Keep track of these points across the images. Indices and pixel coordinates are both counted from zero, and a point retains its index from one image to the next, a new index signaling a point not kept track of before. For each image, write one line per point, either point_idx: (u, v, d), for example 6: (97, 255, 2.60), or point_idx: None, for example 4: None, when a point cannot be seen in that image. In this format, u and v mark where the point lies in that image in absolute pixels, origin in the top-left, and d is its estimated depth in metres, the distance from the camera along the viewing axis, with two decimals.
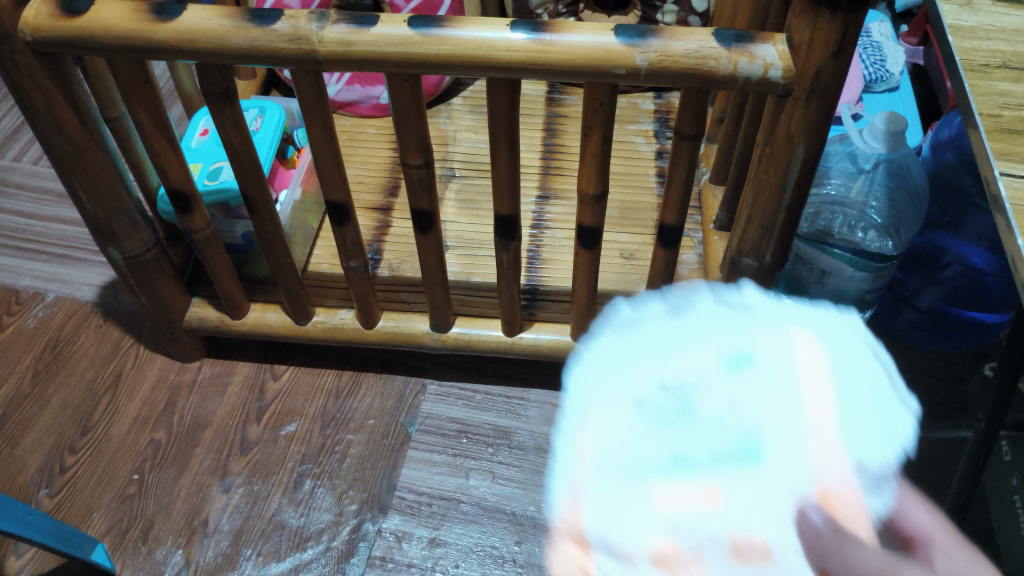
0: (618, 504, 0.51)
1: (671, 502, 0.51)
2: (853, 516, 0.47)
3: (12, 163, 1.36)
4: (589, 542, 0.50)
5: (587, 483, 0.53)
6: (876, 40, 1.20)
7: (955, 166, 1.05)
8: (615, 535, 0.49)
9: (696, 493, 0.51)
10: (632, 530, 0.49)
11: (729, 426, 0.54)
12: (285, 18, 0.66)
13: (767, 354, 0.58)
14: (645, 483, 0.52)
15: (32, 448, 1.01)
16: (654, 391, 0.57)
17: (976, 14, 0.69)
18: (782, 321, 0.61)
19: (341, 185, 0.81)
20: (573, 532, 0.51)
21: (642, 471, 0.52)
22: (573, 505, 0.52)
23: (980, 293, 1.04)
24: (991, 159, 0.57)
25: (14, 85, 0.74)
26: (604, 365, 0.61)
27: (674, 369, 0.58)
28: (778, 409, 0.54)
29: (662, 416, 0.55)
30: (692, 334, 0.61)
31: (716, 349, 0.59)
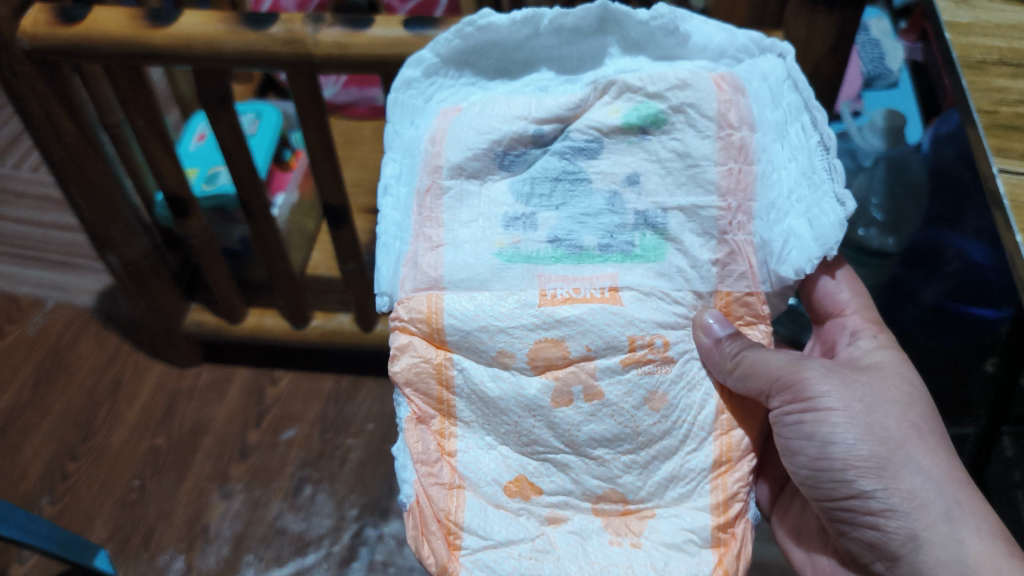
0: (502, 301, 0.57)
1: (555, 283, 0.57)
2: (744, 115, 0.58)
3: (11, 171, 1.35)
4: (441, 283, 0.57)
5: (433, 216, 0.59)
6: (875, 36, 1.20)
7: (955, 162, 1.05)
8: (490, 329, 0.56)
9: (593, 280, 0.57)
10: (514, 323, 0.56)
11: (630, 201, 0.59)
12: (280, 22, 0.65)
13: (675, 85, 0.58)
14: (524, 259, 0.58)
15: (32, 455, 1.01)
16: (529, 125, 0.59)
17: (972, 10, 0.68)
18: (679, 57, 0.60)
19: (336, 188, 0.81)
20: (428, 293, 0.57)
21: (531, 194, 0.59)
22: (475, 334, 0.56)
23: (982, 287, 1.03)
24: (988, 155, 0.57)
25: (13, 93, 0.73)
26: (406, 112, 0.62)
27: (492, 109, 0.60)
28: (694, 169, 0.58)
29: (550, 189, 0.59)
30: (530, 54, 0.61)
31: (617, 107, 0.59)
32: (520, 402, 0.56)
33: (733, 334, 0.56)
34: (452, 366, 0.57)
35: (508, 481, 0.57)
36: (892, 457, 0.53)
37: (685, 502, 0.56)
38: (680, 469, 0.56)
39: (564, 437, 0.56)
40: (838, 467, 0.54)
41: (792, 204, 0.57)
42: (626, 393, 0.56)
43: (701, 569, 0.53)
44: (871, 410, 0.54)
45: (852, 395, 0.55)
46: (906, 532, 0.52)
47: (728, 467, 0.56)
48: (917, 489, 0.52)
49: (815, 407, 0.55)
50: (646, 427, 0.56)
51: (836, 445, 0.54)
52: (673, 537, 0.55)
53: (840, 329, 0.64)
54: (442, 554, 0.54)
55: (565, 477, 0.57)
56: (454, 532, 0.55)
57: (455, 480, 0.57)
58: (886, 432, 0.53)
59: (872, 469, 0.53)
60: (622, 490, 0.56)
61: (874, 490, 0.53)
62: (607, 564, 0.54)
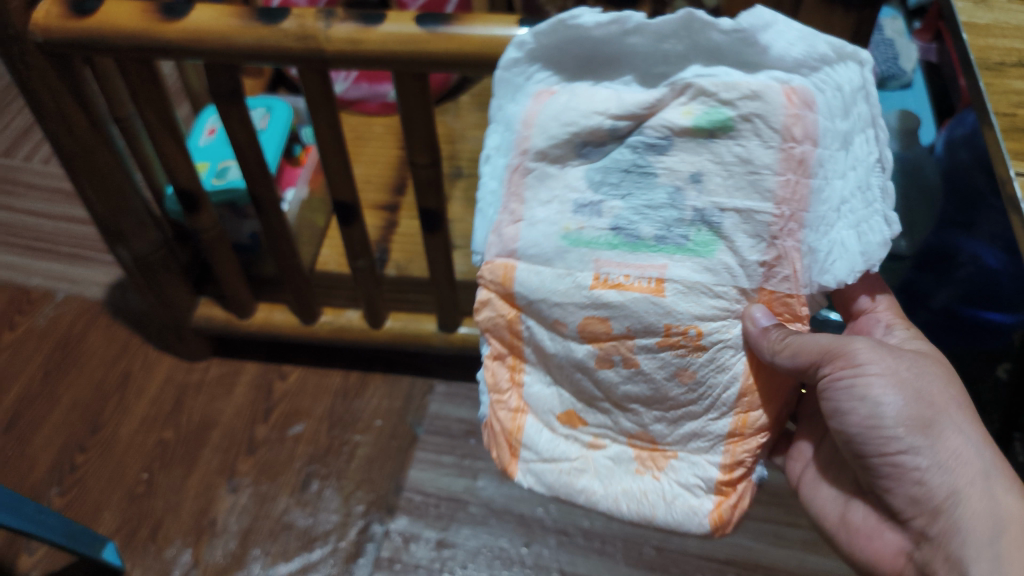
0: (560, 280, 0.57)
1: (611, 268, 0.56)
2: (811, 130, 0.53)
3: (22, 163, 1.36)
4: (516, 254, 0.58)
5: (519, 193, 0.59)
6: (888, 36, 1.19)
7: (970, 165, 1.02)
8: (547, 299, 0.57)
9: (643, 267, 0.55)
10: (567, 296, 0.56)
11: (690, 199, 0.55)
12: (293, 16, 0.65)
13: (745, 95, 0.53)
14: (586, 245, 0.56)
15: (41, 447, 1.01)
16: (606, 121, 0.55)
17: (991, 11, 0.68)
18: (758, 66, 0.54)
19: (347, 184, 0.81)
20: (504, 262, 0.59)
21: (601, 184, 0.57)
22: (537, 303, 0.58)
23: (993, 292, 1.01)
24: (1006, 158, 0.56)
25: (24, 85, 0.74)
26: (507, 89, 0.58)
27: (580, 100, 0.56)
28: (753, 175, 0.54)
29: (619, 180, 0.56)
30: (617, 51, 0.55)
31: (690, 109, 0.54)
32: (570, 361, 0.59)
33: (779, 324, 0.55)
34: (521, 322, 0.60)
35: (561, 411, 0.62)
36: (940, 417, 0.53)
37: (703, 454, 0.58)
38: (701, 429, 0.58)
39: (606, 392, 0.59)
40: (887, 426, 0.52)
41: (840, 216, 0.54)
42: (659, 367, 0.56)
43: (701, 508, 0.58)
44: (913, 379, 0.54)
45: (894, 361, 0.54)
46: (948, 488, 0.52)
47: (739, 438, 0.57)
48: (960, 448, 0.52)
49: (864, 375, 0.54)
50: (674, 395, 0.57)
51: (886, 407, 0.52)
52: (687, 478, 0.58)
53: (872, 323, 0.63)
54: (505, 457, 0.63)
55: (607, 417, 0.61)
56: (515, 445, 0.62)
57: (521, 405, 0.62)
58: (928, 397, 0.53)
59: (919, 427, 0.52)
60: (653, 434, 0.59)
61: (918, 451, 0.52)
62: (629, 488, 0.59)
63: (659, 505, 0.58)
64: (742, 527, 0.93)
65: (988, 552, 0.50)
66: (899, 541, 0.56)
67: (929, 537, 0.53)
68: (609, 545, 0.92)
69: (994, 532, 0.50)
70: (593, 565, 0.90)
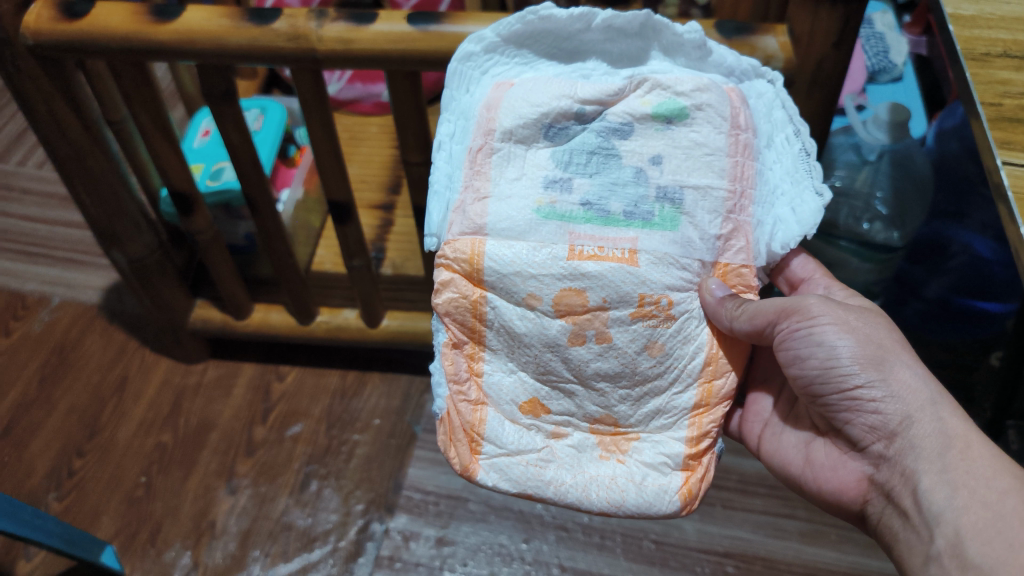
0: (535, 253, 0.58)
1: (585, 240, 0.57)
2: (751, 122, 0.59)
3: (16, 168, 1.36)
4: (484, 231, 0.58)
5: (483, 172, 0.59)
6: (878, 30, 1.21)
7: (960, 155, 1.05)
8: (523, 273, 0.58)
9: (616, 238, 0.57)
10: (543, 271, 0.57)
11: (653, 178, 0.58)
12: (284, 17, 0.65)
13: (698, 86, 0.58)
14: (558, 218, 0.58)
15: (39, 452, 1.01)
16: (574, 104, 0.59)
17: (977, 2, 0.68)
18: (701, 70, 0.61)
19: (342, 183, 0.81)
20: (472, 241, 0.58)
21: (568, 162, 0.59)
22: (509, 277, 0.58)
23: (986, 283, 1.03)
24: (993, 148, 0.57)
25: (16, 88, 0.73)
26: (462, 81, 0.61)
27: (543, 86, 0.60)
28: (708, 154, 0.58)
29: (586, 161, 0.59)
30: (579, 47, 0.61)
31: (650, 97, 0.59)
32: (542, 340, 0.59)
33: (733, 294, 0.58)
34: (487, 304, 0.60)
35: (523, 400, 0.62)
36: (888, 353, 0.56)
37: (667, 431, 0.60)
38: (665, 404, 0.60)
39: (574, 369, 0.60)
40: (841, 365, 0.56)
41: (777, 199, 0.59)
42: (631, 340, 0.58)
43: (670, 485, 0.59)
44: (863, 325, 0.57)
45: (845, 311, 0.58)
46: (901, 414, 0.55)
47: (705, 409, 0.59)
48: (908, 380, 0.55)
49: (819, 324, 0.57)
50: (643, 368, 0.59)
51: (839, 349, 0.56)
52: (652, 457, 0.60)
53: (812, 288, 0.66)
54: (466, 457, 0.61)
55: (570, 402, 0.61)
56: (476, 440, 0.61)
57: (481, 397, 0.62)
58: (877, 338, 0.57)
59: (871, 364, 0.55)
60: (615, 415, 0.61)
61: (870, 385, 0.55)
62: (597, 474, 0.60)
63: (632, 485, 0.59)
64: (740, 519, 0.93)
65: (937, 467, 0.53)
66: (860, 474, 0.59)
67: (886, 464, 0.56)
68: (608, 540, 0.92)
69: (943, 450, 0.53)
70: (592, 560, 0.91)
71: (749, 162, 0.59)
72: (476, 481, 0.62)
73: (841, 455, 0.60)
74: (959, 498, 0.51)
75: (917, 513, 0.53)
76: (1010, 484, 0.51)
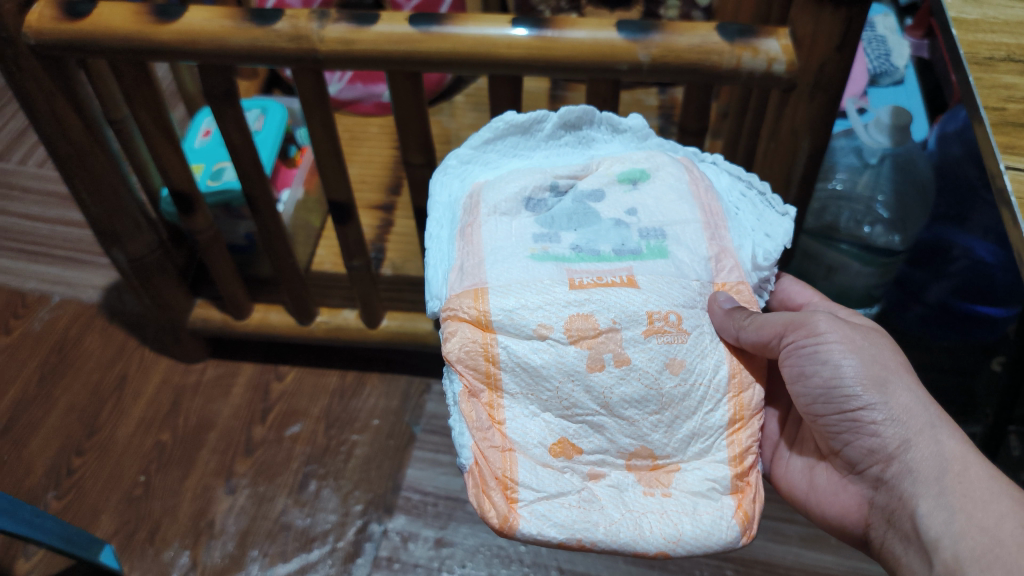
0: (538, 285, 0.57)
1: (581, 273, 0.58)
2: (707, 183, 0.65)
3: (17, 166, 1.36)
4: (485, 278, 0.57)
5: (475, 238, 0.60)
6: (880, 34, 1.21)
7: (962, 158, 1.04)
8: (530, 305, 0.56)
9: (611, 270, 0.58)
10: (549, 302, 0.56)
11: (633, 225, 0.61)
12: (286, 18, 0.65)
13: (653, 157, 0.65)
14: (554, 259, 0.58)
15: (38, 450, 1.01)
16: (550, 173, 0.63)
17: (980, 6, 0.68)
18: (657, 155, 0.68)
19: (342, 184, 0.81)
20: (473, 289, 0.57)
21: (552, 221, 0.61)
22: (517, 311, 0.56)
23: (988, 287, 1.02)
24: (995, 152, 0.56)
25: (17, 87, 0.73)
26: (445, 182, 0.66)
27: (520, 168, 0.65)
28: (677, 202, 0.62)
29: (568, 216, 0.62)
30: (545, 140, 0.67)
31: (613, 166, 0.64)
32: (561, 369, 0.55)
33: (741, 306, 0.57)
34: (497, 345, 0.56)
35: (551, 442, 0.55)
36: (890, 375, 0.56)
37: (706, 458, 0.56)
38: (700, 427, 0.56)
39: (598, 399, 0.55)
40: (846, 385, 0.56)
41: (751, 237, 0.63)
42: (649, 358, 0.55)
43: (725, 512, 0.54)
44: (867, 346, 0.57)
45: (854, 331, 0.58)
46: (900, 438, 0.55)
47: (742, 424, 0.57)
48: (909, 402, 0.56)
49: (826, 344, 0.57)
50: (668, 389, 0.55)
51: (845, 370, 0.56)
52: (698, 485, 0.55)
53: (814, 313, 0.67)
54: (502, 506, 0.53)
55: (602, 437, 0.56)
56: (510, 487, 0.54)
57: (507, 443, 0.55)
58: (881, 359, 0.57)
59: (873, 385, 0.56)
60: (651, 446, 0.56)
61: (872, 408, 0.55)
62: (645, 510, 0.54)
63: (689, 517, 0.54)
64: None
65: (935, 492, 0.53)
66: (859, 498, 0.59)
67: (884, 487, 0.56)
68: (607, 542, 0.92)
69: (939, 473, 0.53)
70: (591, 562, 0.91)
71: (714, 203, 0.63)
72: (515, 538, 0.53)
73: (840, 479, 0.60)
74: (958, 523, 0.51)
75: (915, 537, 0.53)
76: (1008, 507, 0.50)
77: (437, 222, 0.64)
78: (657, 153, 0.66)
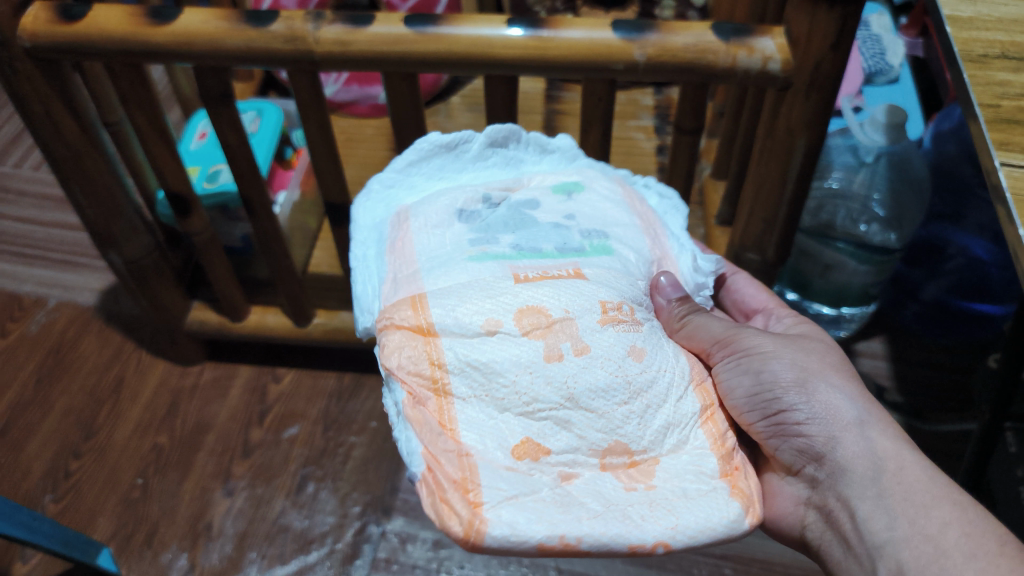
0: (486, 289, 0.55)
1: (524, 270, 0.57)
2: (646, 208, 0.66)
3: (13, 170, 1.36)
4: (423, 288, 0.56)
5: (405, 250, 0.60)
6: (875, 32, 1.21)
7: (957, 156, 1.06)
8: (475, 307, 0.54)
9: (556, 265, 0.58)
10: (495, 300, 0.54)
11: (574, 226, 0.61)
12: (281, 19, 0.65)
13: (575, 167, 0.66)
14: (495, 257, 0.58)
15: (35, 454, 1.01)
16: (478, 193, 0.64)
17: (974, 4, 0.69)
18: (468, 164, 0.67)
19: (338, 185, 0.81)
20: (411, 297, 0.56)
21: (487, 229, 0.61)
22: (462, 312, 0.54)
23: (981, 283, 1.02)
24: (991, 149, 0.57)
25: (13, 91, 0.73)
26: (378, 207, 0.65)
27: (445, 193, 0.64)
28: (613, 209, 0.64)
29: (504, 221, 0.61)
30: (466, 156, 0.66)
31: (545, 180, 0.66)
32: (514, 362, 0.52)
33: (683, 297, 0.59)
34: (443, 351, 0.53)
35: (515, 443, 0.50)
36: (813, 375, 0.57)
37: (684, 448, 0.52)
38: (674, 416, 0.52)
39: (561, 390, 0.51)
40: (769, 388, 0.56)
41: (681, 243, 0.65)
42: (609, 345, 0.53)
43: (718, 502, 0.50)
44: (789, 348, 0.59)
45: (773, 343, 0.59)
46: (827, 434, 0.55)
47: (712, 409, 0.54)
48: (833, 402, 0.56)
49: (751, 352, 0.57)
50: (634, 376, 0.52)
51: (768, 372, 0.56)
52: (683, 476, 0.51)
53: (766, 317, 0.70)
54: (465, 511, 0.47)
55: (570, 434, 0.51)
56: (472, 490, 0.48)
57: (463, 447, 0.50)
58: (796, 364, 0.58)
59: (797, 386, 0.56)
60: (626, 440, 0.51)
61: (799, 406, 0.56)
62: (631, 503, 0.49)
63: (681, 499, 0.49)
64: None
65: (873, 493, 0.53)
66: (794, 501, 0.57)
67: (819, 487, 0.55)
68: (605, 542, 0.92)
69: (872, 470, 0.53)
70: (589, 562, 0.91)
71: (649, 212, 0.65)
72: (484, 548, 0.47)
73: (779, 482, 0.59)
74: (900, 529, 0.51)
75: (857, 542, 0.53)
76: (950, 514, 0.50)
77: (363, 244, 0.64)
78: (590, 168, 0.68)
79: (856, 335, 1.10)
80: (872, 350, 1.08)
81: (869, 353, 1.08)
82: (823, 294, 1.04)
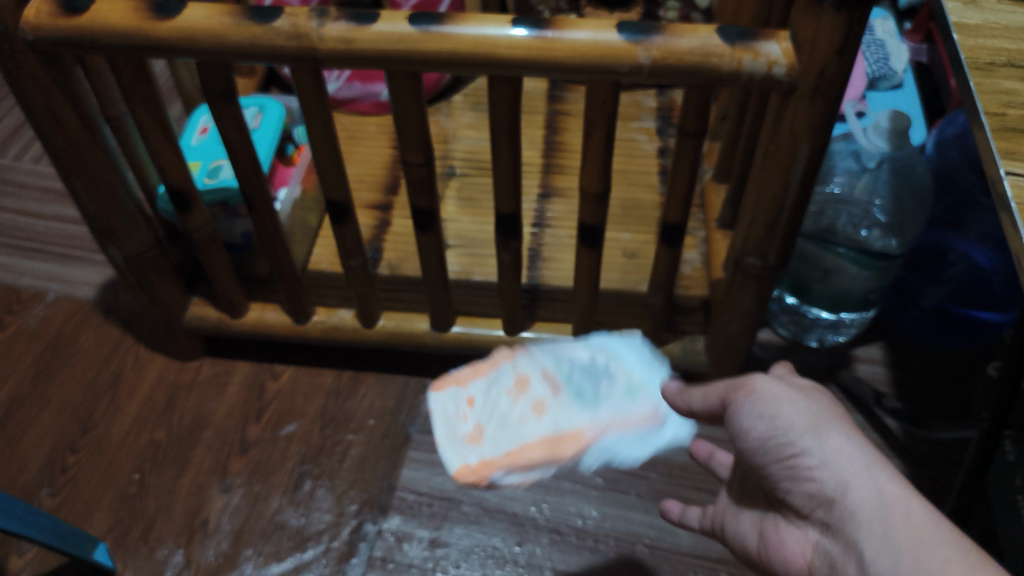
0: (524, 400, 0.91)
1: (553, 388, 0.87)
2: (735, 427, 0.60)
3: (12, 162, 1.35)
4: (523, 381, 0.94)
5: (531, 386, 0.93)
6: (880, 37, 1.20)
7: (960, 163, 1.05)
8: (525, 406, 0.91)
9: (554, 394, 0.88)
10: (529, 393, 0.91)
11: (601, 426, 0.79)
12: (285, 15, 0.65)
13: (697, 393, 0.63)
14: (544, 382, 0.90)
15: (31, 448, 1.01)
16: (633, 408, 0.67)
17: (981, 11, 0.68)
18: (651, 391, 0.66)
19: (340, 183, 0.81)
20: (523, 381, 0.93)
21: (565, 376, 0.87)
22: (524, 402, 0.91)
23: (984, 292, 1.03)
24: (996, 158, 0.56)
25: (15, 84, 0.73)
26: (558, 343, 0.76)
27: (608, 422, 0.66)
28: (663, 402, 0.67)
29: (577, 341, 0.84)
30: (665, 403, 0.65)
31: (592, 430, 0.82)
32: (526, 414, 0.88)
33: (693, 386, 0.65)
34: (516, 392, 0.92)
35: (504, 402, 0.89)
36: (826, 421, 0.55)
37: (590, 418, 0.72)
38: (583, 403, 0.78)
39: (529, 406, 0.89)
40: (781, 432, 0.55)
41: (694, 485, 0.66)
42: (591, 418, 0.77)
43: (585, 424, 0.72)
44: (809, 396, 0.57)
45: (790, 391, 0.57)
46: (837, 480, 0.52)
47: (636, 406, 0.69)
48: (844, 445, 0.53)
49: (765, 398, 0.57)
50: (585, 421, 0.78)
51: (781, 418, 0.55)
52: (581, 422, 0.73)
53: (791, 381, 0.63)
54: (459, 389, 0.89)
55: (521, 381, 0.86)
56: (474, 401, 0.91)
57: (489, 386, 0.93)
58: (811, 408, 0.56)
59: (808, 428, 0.54)
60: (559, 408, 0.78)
61: (809, 451, 0.53)
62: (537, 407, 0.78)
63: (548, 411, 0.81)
64: None
65: (880, 533, 0.49)
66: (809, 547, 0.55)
67: (829, 532, 0.53)
68: (601, 543, 0.92)
69: (881, 512, 0.50)
70: (585, 564, 0.91)
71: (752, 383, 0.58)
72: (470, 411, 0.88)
73: (796, 533, 0.57)
74: (904, 567, 0.47)
75: None
76: (955, 552, 0.46)
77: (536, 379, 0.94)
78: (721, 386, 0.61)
79: (853, 340, 1.10)
80: (870, 355, 1.09)
81: (866, 359, 1.08)
82: (822, 299, 1.04)
